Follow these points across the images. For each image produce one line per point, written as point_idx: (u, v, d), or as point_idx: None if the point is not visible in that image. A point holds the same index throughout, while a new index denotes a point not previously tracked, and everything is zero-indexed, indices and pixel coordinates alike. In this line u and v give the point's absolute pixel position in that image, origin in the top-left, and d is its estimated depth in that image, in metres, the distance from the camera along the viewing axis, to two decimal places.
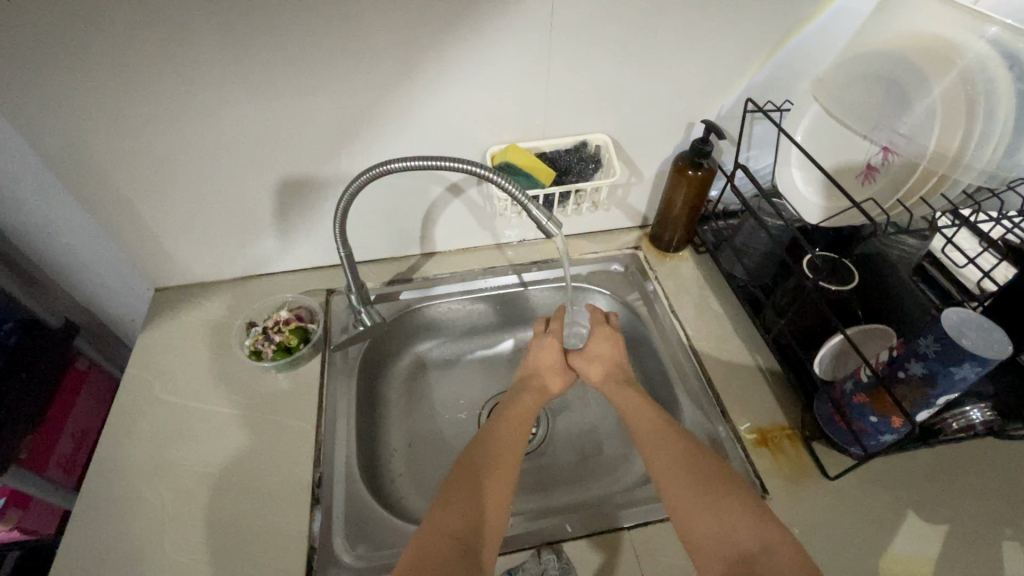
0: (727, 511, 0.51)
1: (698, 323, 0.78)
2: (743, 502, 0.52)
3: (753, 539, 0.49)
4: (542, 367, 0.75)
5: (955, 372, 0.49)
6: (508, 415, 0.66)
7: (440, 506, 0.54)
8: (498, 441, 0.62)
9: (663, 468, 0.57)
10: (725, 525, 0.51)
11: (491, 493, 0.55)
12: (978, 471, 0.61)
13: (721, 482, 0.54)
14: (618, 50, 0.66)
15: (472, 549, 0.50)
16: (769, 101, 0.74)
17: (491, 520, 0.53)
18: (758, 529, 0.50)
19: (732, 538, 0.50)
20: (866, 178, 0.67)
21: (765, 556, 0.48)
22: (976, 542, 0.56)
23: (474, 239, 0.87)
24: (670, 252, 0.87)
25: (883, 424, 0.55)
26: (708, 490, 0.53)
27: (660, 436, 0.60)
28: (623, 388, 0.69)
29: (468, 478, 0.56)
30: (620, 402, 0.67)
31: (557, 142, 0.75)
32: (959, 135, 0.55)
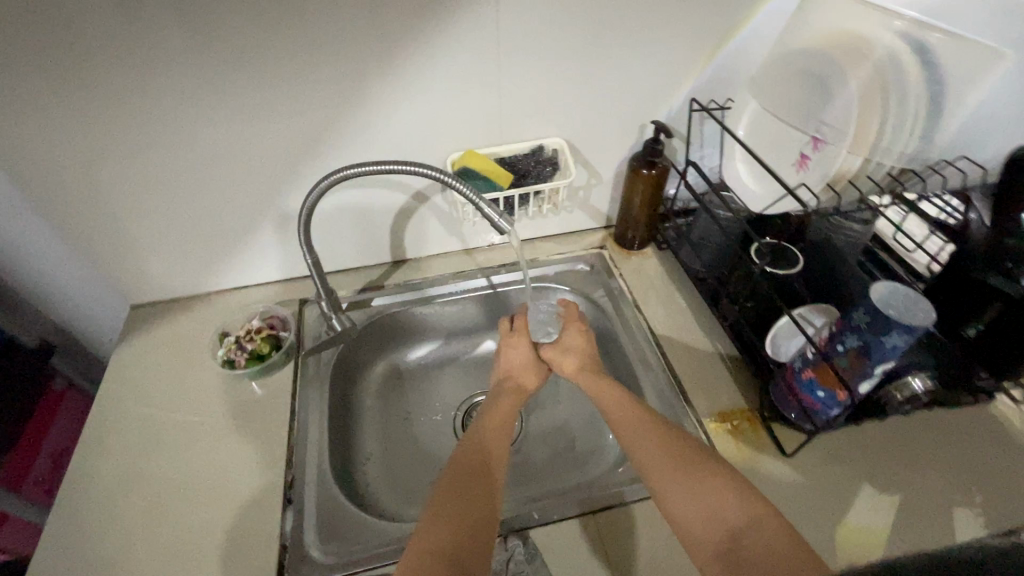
0: (711, 493, 0.52)
1: (661, 316, 0.80)
2: (726, 480, 0.53)
3: (740, 515, 0.50)
4: (514, 367, 0.76)
5: (886, 341, 0.52)
6: (487, 414, 0.67)
7: (432, 505, 0.53)
8: (481, 438, 0.63)
9: (641, 453, 0.58)
10: (711, 506, 0.51)
11: (478, 490, 0.55)
12: (924, 441, 0.65)
13: (702, 463, 0.55)
14: (566, 57, 0.69)
15: (466, 546, 0.49)
16: (712, 100, 0.77)
17: (484, 516, 0.53)
18: (743, 503, 0.51)
19: (719, 519, 0.50)
20: (800, 167, 0.71)
21: (753, 530, 0.48)
22: (922, 506, 0.59)
23: (443, 245, 0.89)
24: (634, 250, 0.90)
25: (830, 398, 0.58)
26: (691, 473, 0.54)
27: (639, 428, 0.61)
28: (594, 378, 0.70)
29: (455, 475, 0.57)
30: (593, 392, 0.69)
31: (515, 147, 0.77)
32: (877, 126, 0.59)
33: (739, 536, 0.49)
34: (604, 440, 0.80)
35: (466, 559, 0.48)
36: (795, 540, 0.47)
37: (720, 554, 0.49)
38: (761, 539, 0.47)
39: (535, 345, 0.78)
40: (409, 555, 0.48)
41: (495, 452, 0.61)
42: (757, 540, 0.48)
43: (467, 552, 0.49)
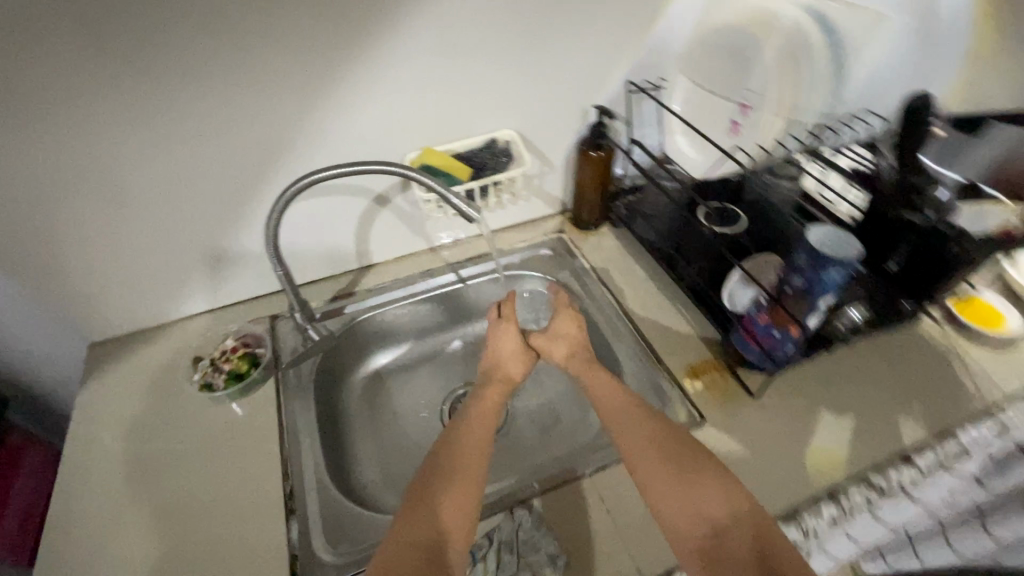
0: (697, 490, 0.53)
1: (626, 288, 0.85)
2: (718, 480, 0.54)
3: (730, 517, 0.51)
4: (501, 356, 0.73)
5: (826, 277, 0.58)
6: (470, 408, 0.64)
7: (413, 515, 0.52)
8: (465, 437, 0.60)
9: (634, 443, 0.58)
10: (700, 503, 0.52)
11: (461, 493, 0.54)
12: (868, 366, 0.72)
13: (695, 462, 0.55)
14: (509, 50, 0.72)
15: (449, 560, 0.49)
16: (646, 80, 0.81)
17: (465, 525, 0.52)
18: (734, 506, 0.52)
19: (702, 516, 0.52)
20: (733, 132, 0.84)
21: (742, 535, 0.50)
22: (872, 422, 0.67)
23: (408, 245, 0.90)
24: (591, 230, 0.94)
25: (785, 337, 0.64)
26: (684, 469, 0.55)
27: (630, 418, 0.60)
28: (587, 365, 0.69)
29: (438, 481, 0.55)
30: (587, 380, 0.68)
31: (470, 142, 0.80)
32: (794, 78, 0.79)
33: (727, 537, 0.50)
34: (588, 411, 0.84)
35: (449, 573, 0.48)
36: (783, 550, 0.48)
37: (697, 550, 0.51)
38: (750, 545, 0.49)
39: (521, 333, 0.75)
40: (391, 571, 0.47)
41: (479, 451, 0.58)
42: (745, 543, 0.49)
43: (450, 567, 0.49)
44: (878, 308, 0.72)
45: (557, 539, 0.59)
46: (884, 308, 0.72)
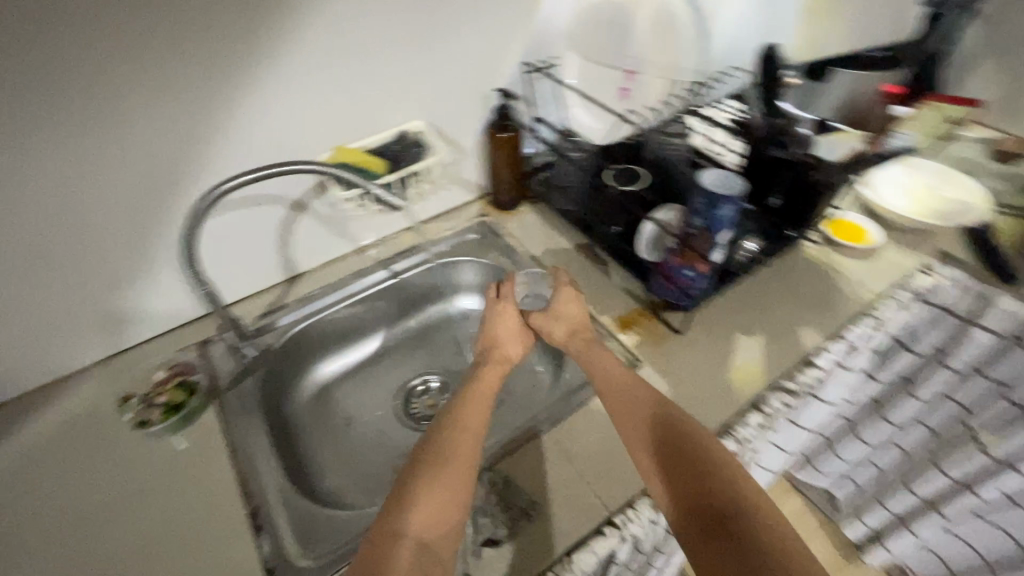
0: (705, 474, 0.52)
1: (553, 257, 0.90)
2: (720, 466, 0.53)
3: (731, 500, 0.50)
4: (499, 336, 0.75)
5: (720, 215, 0.67)
6: (468, 396, 0.64)
7: (403, 505, 0.51)
8: (462, 430, 0.58)
9: (636, 424, 0.59)
10: (697, 480, 0.52)
11: (452, 478, 0.53)
12: (768, 291, 0.82)
13: (695, 443, 0.55)
14: (405, 41, 0.74)
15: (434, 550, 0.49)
16: (538, 60, 0.86)
17: (454, 515, 0.51)
18: (735, 490, 0.51)
19: (709, 499, 0.51)
20: (623, 97, 0.94)
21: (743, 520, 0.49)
22: (778, 337, 0.77)
23: (334, 250, 0.90)
24: (512, 209, 0.98)
25: (695, 273, 0.73)
26: (684, 450, 0.55)
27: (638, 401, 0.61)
28: (587, 346, 0.70)
29: (433, 470, 0.54)
30: (587, 360, 0.68)
31: (381, 136, 0.80)
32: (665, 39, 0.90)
33: (727, 521, 0.49)
34: (536, 379, 0.88)
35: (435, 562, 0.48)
36: (787, 540, 0.47)
37: (703, 534, 0.49)
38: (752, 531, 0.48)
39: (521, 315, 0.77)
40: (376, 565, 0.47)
41: (473, 440, 0.58)
42: (746, 530, 0.48)
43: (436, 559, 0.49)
44: (763, 242, 0.82)
45: (527, 494, 0.63)
46: (769, 241, 0.83)
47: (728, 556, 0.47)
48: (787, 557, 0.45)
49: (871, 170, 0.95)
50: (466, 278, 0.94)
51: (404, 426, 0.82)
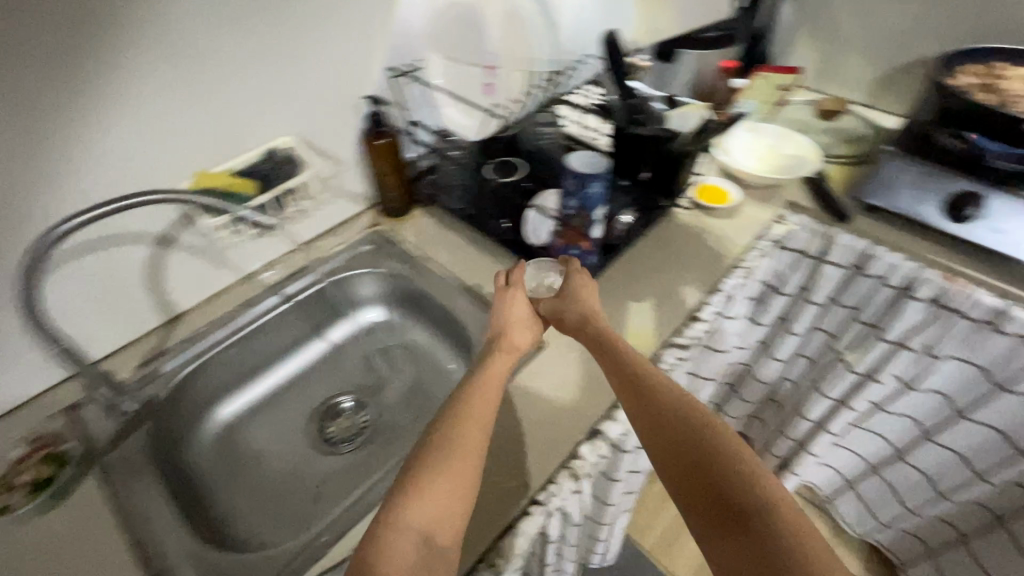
0: (727, 469, 0.50)
1: (450, 256, 0.90)
2: (738, 459, 0.51)
3: (747, 496, 0.49)
4: (510, 320, 0.70)
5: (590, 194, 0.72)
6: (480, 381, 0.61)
7: (403, 506, 0.49)
8: (469, 425, 0.55)
9: (655, 410, 0.56)
10: (710, 470, 0.51)
11: (454, 475, 0.51)
12: (653, 259, 0.89)
13: (712, 433, 0.53)
14: (255, 54, 0.71)
15: (436, 552, 0.47)
16: (404, 65, 0.87)
17: (456, 516, 0.50)
18: (754, 486, 0.49)
19: (731, 495, 0.49)
20: (488, 91, 0.99)
21: (760, 521, 0.47)
22: (667, 300, 0.83)
23: (215, 283, 0.84)
24: (404, 215, 0.97)
25: (581, 251, 0.77)
26: (700, 441, 0.53)
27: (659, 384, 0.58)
28: (603, 331, 0.66)
29: (435, 471, 0.51)
30: (602, 345, 0.65)
31: (247, 156, 0.76)
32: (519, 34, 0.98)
33: (745, 521, 0.48)
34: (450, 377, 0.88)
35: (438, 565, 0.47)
36: (808, 546, 0.45)
37: (723, 531, 0.48)
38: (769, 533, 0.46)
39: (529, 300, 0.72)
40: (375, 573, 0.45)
41: (476, 440, 0.54)
42: (763, 531, 0.46)
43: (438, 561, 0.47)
44: (641, 212, 0.89)
45: None
46: (645, 210, 0.89)
47: (741, 554, 0.46)
48: (808, 562, 0.44)
49: (723, 136, 1.04)
50: (365, 291, 0.92)
51: (321, 452, 0.79)
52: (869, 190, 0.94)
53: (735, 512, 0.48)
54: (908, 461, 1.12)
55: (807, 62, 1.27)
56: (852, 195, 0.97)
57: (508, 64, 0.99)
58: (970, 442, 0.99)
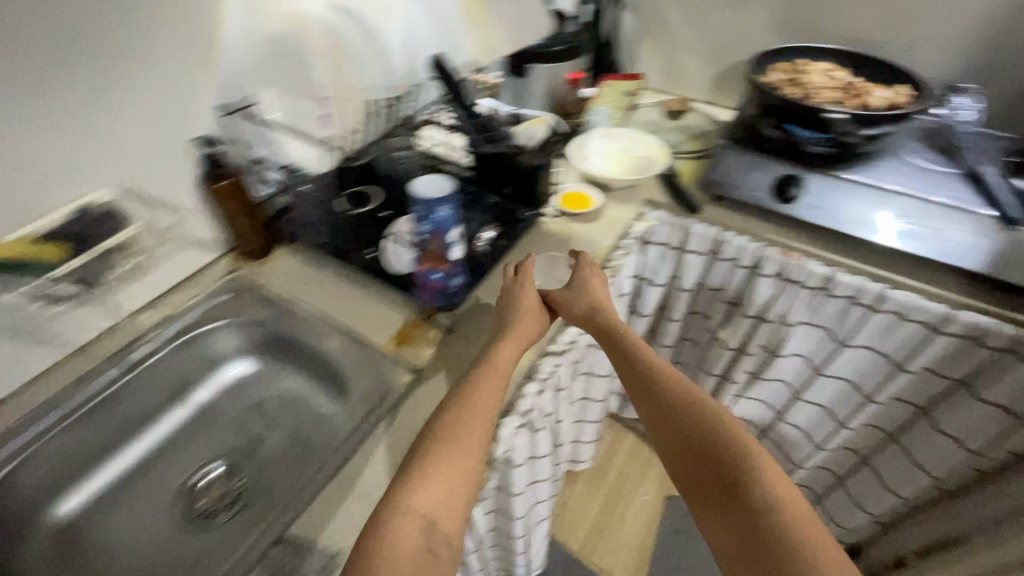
0: (731, 467, 0.60)
1: (318, 295, 0.86)
2: (738, 453, 0.60)
3: (746, 483, 0.58)
4: (523, 305, 0.76)
5: (439, 216, 0.70)
6: (494, 360, 0.68)
7: (412, 489, 0.55)
8: (473, 418, 0.61)
9: (662, 401, 0.67)
10: (713, 460, 0.61)
11: (458, 460, 0.58)
12: (527, 269, 0.90)
13: (713, 425, 0.63)
14: (43, 106, 0.64)
15: (439, 534, 0.54)
16: (236, 102, 0.82)
17: (459, 502, 0.56)
18: (751, 474, 0.59)
19: (736, 492, 0.58)
20: (325, 121, 0.95)
21: (757, 507, 0.56)
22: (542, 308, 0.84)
23: (38, 362, 0.74)
24: (265, 257, 0.92)
25: (445, 273, 0.76)
26: (701, 433, 0.63)
27: (668, 388, 0.68)
28: (611, 327, 0.76)
29: (441, 457, 0.57)
30: (609, 345, 0.76)
31: (54, 217, 0.68)
32: (352, 64, 0.93)
33: (744, 503, 0.57)
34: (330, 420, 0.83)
35: (441, 544, 0.53)
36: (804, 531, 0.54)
37: (730, 521, 0.57)
38: (768, 519, 0.55)
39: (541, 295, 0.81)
40: (385, 552, 0.50)
41: (483, 430, 0.60)
42: (761, 517, 0.55)
43: (440, 541, 0.53)
44: (504, 224, 0.91)
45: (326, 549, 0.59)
46: (508, 221, 0.91)
47: (741, 536, 0.55)
48: (806, 549, 0.52)
49: (579, 145, 1.09)
50: (226, 345, 0.85)
51: (188, 531, 0.72)
52: (715, 181, 1.02)
53: (733, 496, 0.58)
54: (786, 421, 1.23)
55: (653, 67, 1.37)
56: (700, 187, 1.05)
57: (343, 92, 0.95)
58: (829, 395, 1.11)
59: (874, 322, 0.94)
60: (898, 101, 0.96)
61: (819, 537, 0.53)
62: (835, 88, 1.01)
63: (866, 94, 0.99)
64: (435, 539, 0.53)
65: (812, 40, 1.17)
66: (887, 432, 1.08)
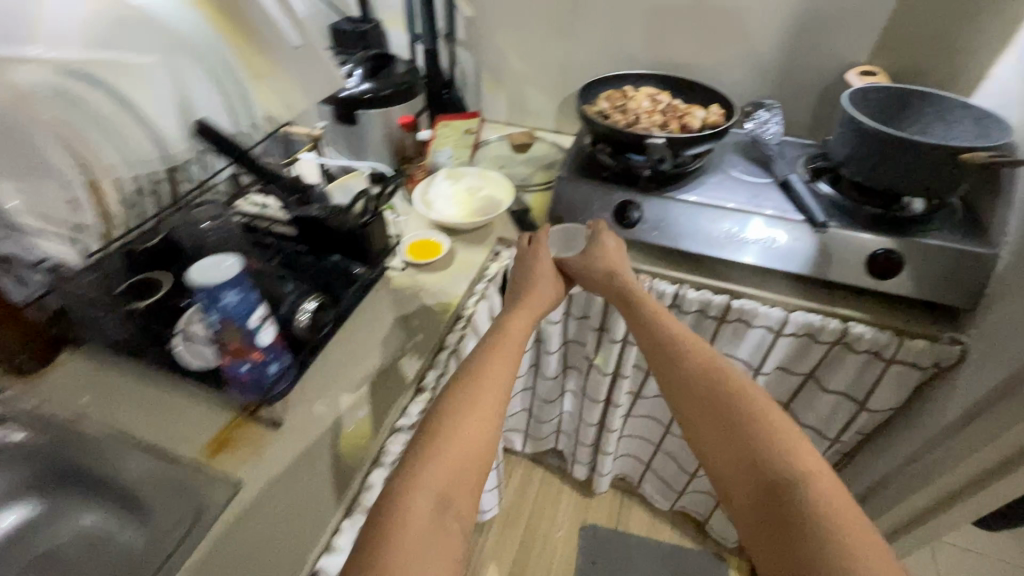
0: (757, 441, 0.63)
1: (111, 403, 0.71)
2: (760, 424, 0.64)
3: (766, 454, 0.61)
4: (537, 273, 0.85)
5: (226, 302, 0.60)
6: (508, 330, 0.72)
7: (421, 467, 0.55)
8: (485, 379, 0.63)
9: (677, 367, 0.73)
10: (732, 426, 0.65)
11: (471, 437, 0.58)
12: (370, 334, 0.81)
13: (737, 395, 0.68)
14: None
15: (451, 510, 0.53)
16: None
17: (472, 478, 0.56)
18: (774, 445, 0.62)
19: (764, 466, 0.61)
20: (76, 207, 0.67)
21: (778, 479, 0.59)
22: (385, 378, 0.76)
23: None
24: (42, 369, 0.75)
25: (255, 363, 0.66)
26: (721, 401, 0.68)
27: (693, 362, 0.72)
28: (630, 293, 0.84)
29: (452, 433, 0.57)
30: (630, 310, 0.83)
31: None
32: (120, 134, 0.70)
33: (764, 472, 0.60)
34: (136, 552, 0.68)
35: (452, 522, 0.52)
36: (824, 501, 0.56)
37: (757, 494, 0.60)
38: (789, 490, 0.58)
39: (557, 264, 0.91)
40: (394, 527, 0.50)
41: (496, 402, 0.61)
42: (782, 486, 0.58)
43: (452, 517, 0.53)
44: (340, 281, 0.82)
45: None
46: (345, 277, 0.83)
47: (761, 505, 0.59)
48: (834, 521, 0.54)
49: (422, 192, 1.04)
50: None
51: None
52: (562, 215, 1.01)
53: (754, 465, 0.62)
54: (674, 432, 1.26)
55: (498, 101, 1.38)
56: (549, 220, 1.04)
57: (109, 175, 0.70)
58: None
59: (724, 332, 0.98)
60: (713, 121, 1.02)
61: (841, 509, 0.55)
62: (658, 112, 1.05)
63: (685, 115, 1.04)
64: (447, 520, 0.52)
65: (639, 65, 1.22)
66: None
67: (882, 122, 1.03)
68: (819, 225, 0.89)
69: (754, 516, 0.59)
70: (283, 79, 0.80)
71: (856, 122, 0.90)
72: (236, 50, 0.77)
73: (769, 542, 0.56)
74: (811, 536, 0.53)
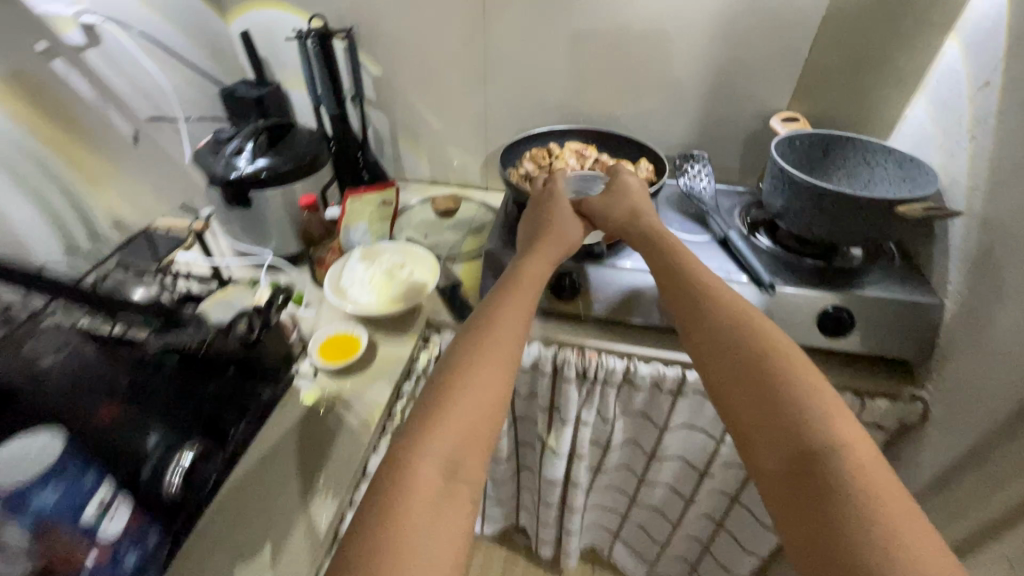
0: (789, 401, 0.54)
1: None
2: (794, 379, 0.56)
3: (801, 420, 0.52)
4: (553, 219, 0.84)
5: (40, 503, 0.45)
6: (529, 271, 0.74)
7: (428, 435, 0.52)
8: (501, 326, 0.64)
9: (699, 320, 0.65)
10: (758, 388, 0.57)
11: (492, 384, 0.58)
12: (273, 473, 0.69)
13: (765, 350, 0.59)
14: None
15: (461, 475, 0.52)
16: None
17: (484, 438, 0.55)
18: (806, 408, 0.53)
19: (793, 432, 0.52)
20: None
21: (814, 452, 0.50)
22: (294, 533, 0.63)
23: None
24: None
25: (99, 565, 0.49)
26: (745, 351, 0.60)
27: (721, 310, 0.65)
28: (651, 234, 0.80)
29: (462, 398, 0.56)
30: (649, 248, 0.79)
31: None
32: None
33: (794, 439, 0.52)
34: None
35: (460, 489, 0.51)
36: (867, 479, 0.47)
37: (784, 462, 0.51)
38: (825, 464, 0.49)
39: (577, 206, 0.89)
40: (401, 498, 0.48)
41: (507, 358, 0.61)
42: (814, 458, 0.50)
43: (461, 486, 0.51)
44: (232, 401, 0.69)
45: None
46: (243, 392, 0.70)
47: (792, 479, 0.50)
48: (868, 501, 0.45)
49: (331, 279, 0.90)
50: None
51: None
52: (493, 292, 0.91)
53: (783, 429, 0.53)
54: (640, 502, 1.17)
55: (419, 161, 1.28)
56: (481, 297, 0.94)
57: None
58: (668, 474, 1.07)
59: (680, 406, 0.90)
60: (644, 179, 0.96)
61: (882, 483, 0.47)
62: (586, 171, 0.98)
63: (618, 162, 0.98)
64: (454, 488, 0.50)
65: (562, 118, 1.16)
66: (726, 496, 1.05)
67: (808, 169, 1.01)
68: (768, 287, 0.83)
69: (783, 492, 0.51)
70: (132, 189, 0.89)
71: (785, 176, 0.87)
72: (73, 169, 0.79)
73: (794, 513, 0.49)
74: (850, 516, 0.45)
